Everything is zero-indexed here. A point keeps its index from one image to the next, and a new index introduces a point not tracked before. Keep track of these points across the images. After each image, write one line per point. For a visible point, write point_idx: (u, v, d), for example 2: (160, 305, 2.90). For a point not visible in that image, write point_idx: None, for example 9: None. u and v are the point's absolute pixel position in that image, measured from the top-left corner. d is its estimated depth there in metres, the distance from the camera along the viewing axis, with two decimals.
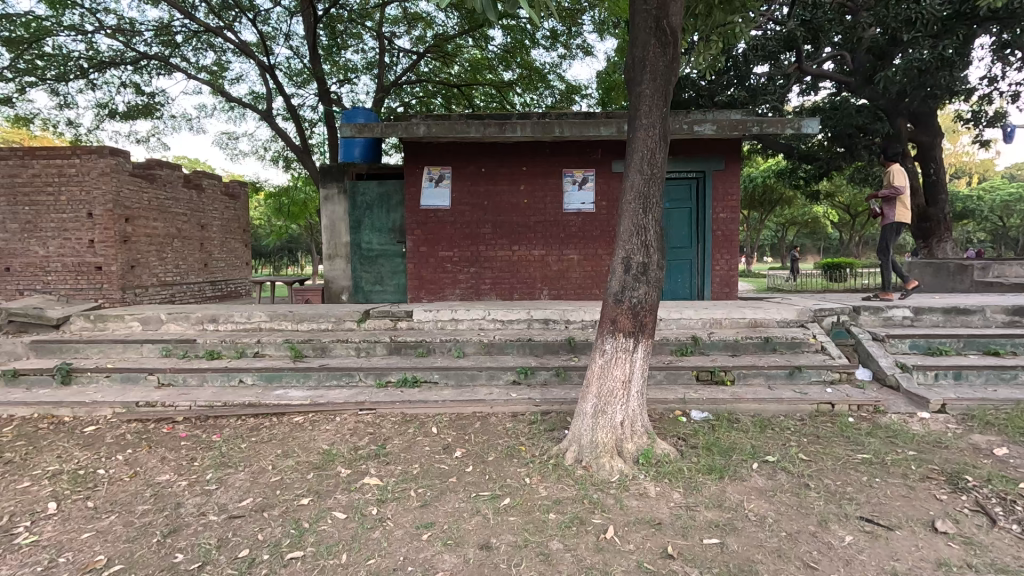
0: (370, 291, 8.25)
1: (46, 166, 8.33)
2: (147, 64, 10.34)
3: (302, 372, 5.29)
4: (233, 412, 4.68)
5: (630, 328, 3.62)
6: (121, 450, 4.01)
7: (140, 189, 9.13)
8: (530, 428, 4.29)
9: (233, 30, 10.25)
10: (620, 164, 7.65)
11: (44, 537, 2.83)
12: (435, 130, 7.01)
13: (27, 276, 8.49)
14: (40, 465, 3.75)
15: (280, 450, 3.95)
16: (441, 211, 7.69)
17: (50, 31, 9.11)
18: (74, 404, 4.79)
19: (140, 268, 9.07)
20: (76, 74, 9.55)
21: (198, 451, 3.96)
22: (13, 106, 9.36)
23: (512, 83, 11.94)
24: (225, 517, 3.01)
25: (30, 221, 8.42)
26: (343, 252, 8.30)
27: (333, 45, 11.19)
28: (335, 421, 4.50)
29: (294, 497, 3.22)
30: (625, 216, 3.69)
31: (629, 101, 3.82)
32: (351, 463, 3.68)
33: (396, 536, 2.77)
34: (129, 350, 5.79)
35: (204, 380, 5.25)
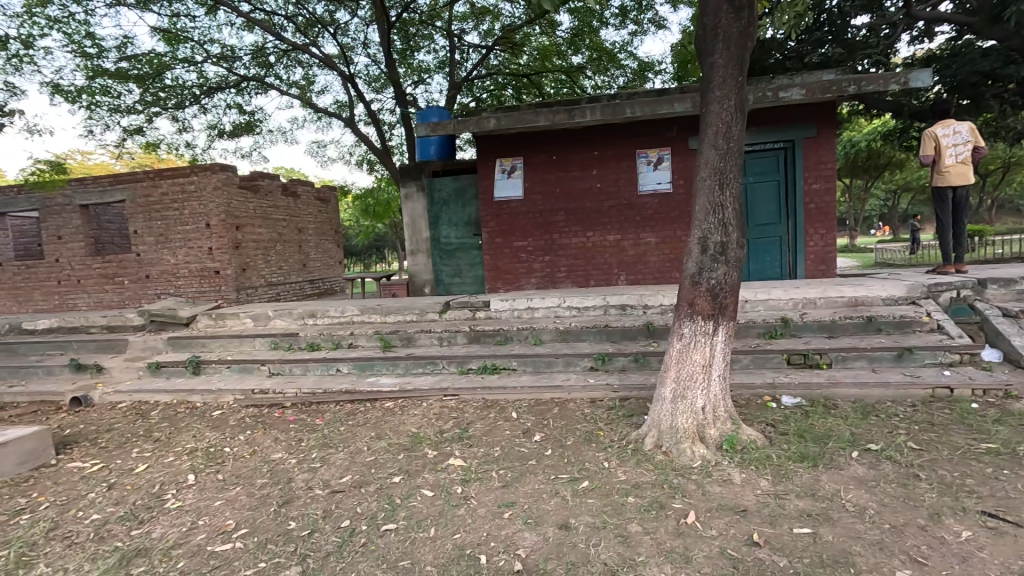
0: (450, 283, 8.59)
1: (171, 184, 9.54)
2: (247, 85, 11.40)
3: (391, 361, 5.65)
4: (332, 398, 5.13)
5: (709, 311, 3.49)
6: (242, 431, 4.56)
7: (246, 200, 10.17)
8: (608, 413, 4.29)
9: (317, 45, 11.00)
10: (696, 140, 7.30)
11: (186, 503, 3.32)
12: (505, 122, 7.11)
13: (162, 282, 9.82)
14: (180, 443, 4.37)
15: (374, 433, 4.28)
16: (514, 202, 7.80)
17: (169, 66, 10.34)
18: (202, 391, 5.49)
19: (250, 270, 10.13)
20: (190, 100, 10.76)
21: (304, 433, 4.40)
22: (144, 135, 10.76)
23: (582, 66, 11.77)
24: (329, 492, 3.34)
25: (162, 233, 9.70)
26: (423, 248, 8.67)
27: (407, 49, 11.64)
28: (422, 406, 4.80)
29: (387, 475, 3.50)
30: (700, 194, 3.54)
31: (702, 74, 3.64)
32: (438, 446, 3.92)
33: (480, 514, 2.93)
34: (244, 344, 6.51)
35: (306, 369, 5.79)
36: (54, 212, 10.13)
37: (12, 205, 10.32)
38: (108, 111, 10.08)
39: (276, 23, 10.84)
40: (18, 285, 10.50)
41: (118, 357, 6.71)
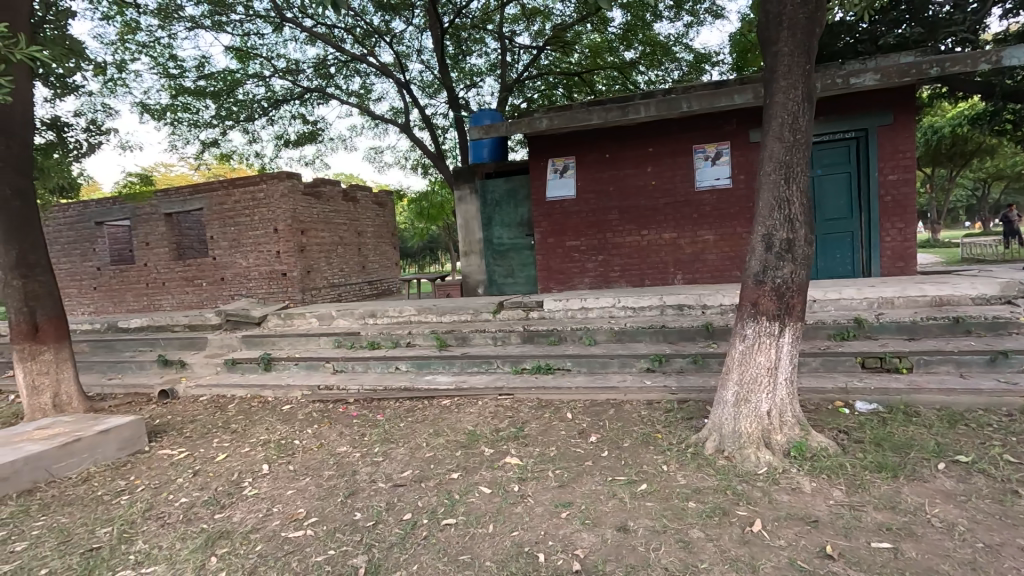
0: (503, 283, 8.68)
1: (243, 193, 10.22)
2: (310, 96, 12.00)
3: (447, 360, 5.78)
4: (392, 396, 5.32)
5: (774, 311, 3.34)
6: (310, 425, 4.83)
7: (310, 205, 10.74)
8: (666, 416, 4.20)
9: (374, 55, 11.42)
10: (757, 132, 7.00)
11: (262, 491, 3.55)
12: (557, 122, 7.10)
13: (235, 283, 10.52)
14: (255, 435, 4.68)
15: (432, 429, 4.41)
16: (567, 201, 7.77)
17: (240, 81, 11.06)
18: (273, 387, 5.84)
19: (314, 272, 10.67)
20: (259, 113, 11.46)
21: (367, 427, 4.60)
22: (219, 147, 11.56)
23: (634, 62, 11.55)
24: (391, 485, 3.47)
25: (235, 238, 10.39)
26: (476, 249, 8.79)
27: (459, 53, 11.86)
28: (477, 405, 4.88)
29: (445, 471, 3.59)
30: (764, 188, 3.40)
31: (765, 64, 3.49)
32: (494, 444, 3.97)
33: (537, 513, 2.95)
34: (310, 342, 6.87)
35: (367, 367, 6.03)
36: (142, 221, 11.08)
37: (108, 215, 11.38)
38: (188, 126, 10.91)
39: (336, 36, 11.35)
40: (113, 288, 11.56)
41: (199, 354, 7.25)
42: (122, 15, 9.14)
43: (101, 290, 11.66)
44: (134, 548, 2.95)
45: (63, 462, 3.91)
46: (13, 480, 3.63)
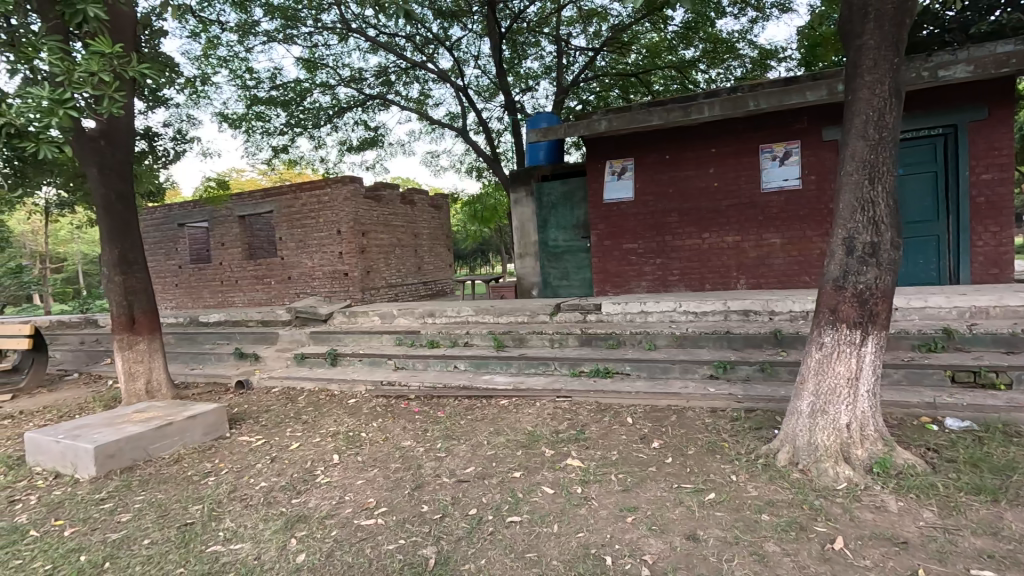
0: (557, 286, 8.67)
1: (310, 196, 10.79)
2: (372, 103, 12.48)
3: (505, 360, 5.84)
4: (452, 393, 5.44)
5: (856, 318, 3.16)
6: (375, 419, 5.02)
7: (370, 208, 11.20)
8: (733, 425, 4.06)
9: (433, 61, 11.73)
10: (831, 130, 6.64)
11: (334, 480, 3.73)
12: (616, 124, 7.03)
13: (302, 282, 11.09)
14: (325, 426, 4.92)
15: (492, 428, 4.47)
16: (625, 203, 7.67)
17: (309, 91, 11.66)
18: (339, 381, 6.11)
19: (374, 273, 11.10)
20: (325, 120, 12.03)
21: (429, 423, 4.73)
22: (288, 153, 12.23)
23: (695, 61, 11.26)
24: (455, 480, 3.56)
25: (302, 239, 10.96)
26: (531, 251, 8.83)
27: (516, 57, 11.99)
28: (536, 406, 4.91)
29: (507, 470, 3.64)
30: (845, 189, 3.23)
31: (847, 57, 3.32)
32: (555, 445, 3.99)
33: (602, 515, 2.93)
34: (373, 339, 7.13)
35: (427, 364, 6.19)
36: (219, 222, 11.87)
37: (190, 217, 12.29)
38: (260, 134, 11.61)
39: (397, 44, 11.74)
40: (193, 284, 12.44)
41: (271, 348, 7.70)
42: (206, 32, 9.86)
43: (182, 287, 12.59)
44: (222, 526, 3.18)
45: (158, 443, 4.29)
46: (117, 457, 4.03)
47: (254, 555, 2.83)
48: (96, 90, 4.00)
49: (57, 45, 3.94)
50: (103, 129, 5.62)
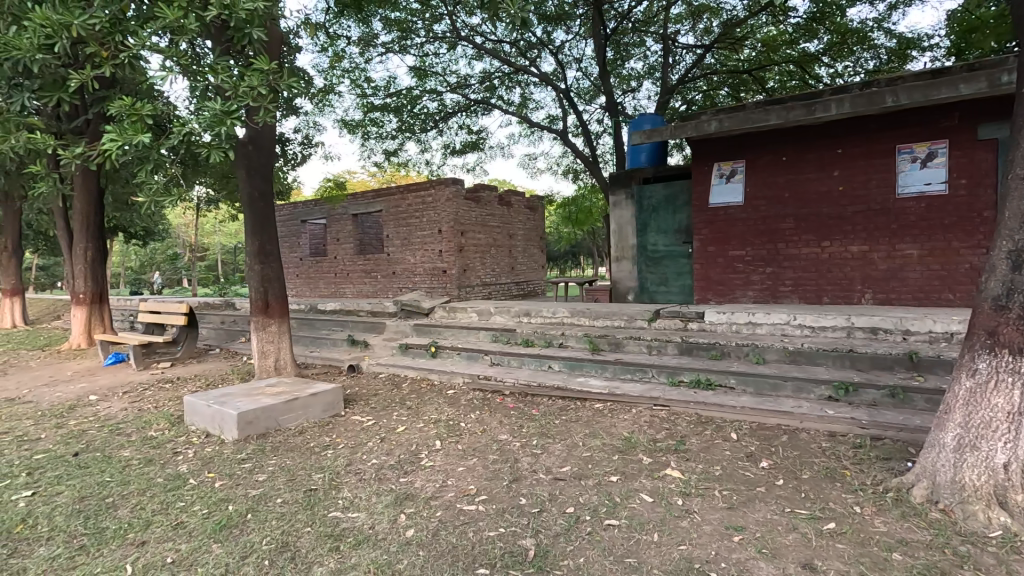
0: (655, 291, 8.41)
1: (416, 197, 11.51)
2: (475, 108, 12.96)
3: (600, 364, 5.78)
4: (546, 393, 5.51)
5: (1021, 343, 2.74)
6: (473, 410, 5.24)
7: (470, 209, 11.68)
8: (855, 452, 3.71)
9: (536, 65, 11.93)
10: (989, 128, 5.80)
11: (437, 464, 3.96)
12: (728, 124, 6.67)
13: (404, 277, 11.82)
14: (427, 413, 5.22)
15: (587, 430, 4.48)
16: (733, 208, 7.26)
17: (418, 97, 12.38)
18: (439, 371, 6.44)
19: (470, 271, 11.55)
20: (431, 125, 12.70)
21: (524, 420, 4.84)
22: (397, 155, 13.06)
23: (818, 54, 10.38)
24: (552, 477, 3.61)
25: (406, 237, 11.70)
26: (628, 254, 8.65)
27: (619, 58, 11.83)
28: (632, 412, 4.83)
29: (604, 473, 3.62)
30: (1013, 194, 2.83)
31: (1022, 44, 2.90)
32: (653, 453, 3.90)
33: (706, 531, 2.83)
34: (471, 335, 7.42)
35: (521, 362, 6.30)
36: (336, 220, 12.99)
37: (311, 215, 13.56)
38: (374, 138, 12.52)
39: (502, 50, 12.08)
40: (310, 275, 13.72)
41: (378, 336, 8.31)
42: (334, 46, 10.86)
43: (302, 277, 13.93)
44: (340, 495, 3.50)
45: (286, 415, 4.83)
46: (255, 424, 4.60)
47: (370, 524, 3.09)
48: (255, 101, 4.62)
49: (227, 65, 4.61)
50: (251, 136, 6.44)
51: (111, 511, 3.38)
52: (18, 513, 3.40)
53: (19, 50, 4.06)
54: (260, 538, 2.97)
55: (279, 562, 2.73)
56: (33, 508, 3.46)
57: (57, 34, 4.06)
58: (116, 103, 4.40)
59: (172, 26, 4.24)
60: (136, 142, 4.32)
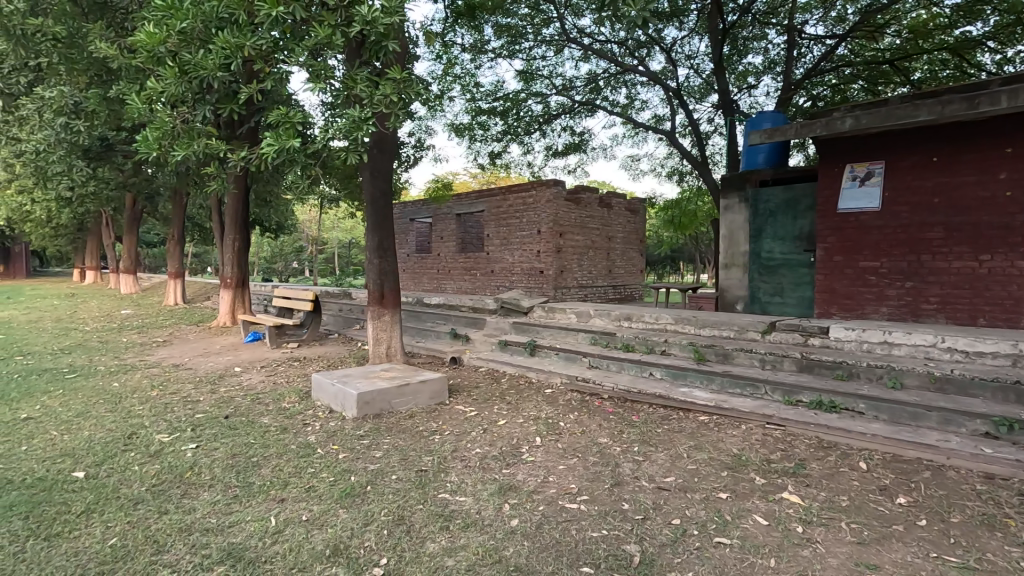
0: (768, 302, 7.81)
1: (517, 198, 11.78)
2: (579, 110, 12.93)
3: (706, 375, 5.49)
4: (647, 400, 5.36)
5: None
6: (571, 411, 5.25)
7: (570, 210, 11.71)
8: (1020, 501, 3.20)
9: (644, 64, 11.62)
10: None
11: (537, 459, 4.04)
12: (866, 121, 6.02)
13: (502, 276, 12.14)
14: (526, 410, 5.33)
15: (692, 442, 4.30)
16: (866, 214, 6.54)
17: (523, 100, 12.61)
18: (537, 370, 6.54)
19: (567, 273, 11.58)
20: (535, 127, 12.89)
21: (623, 425, 4.77)
22: (500, 158, 13.40)
23: (981, 38, 9.04)
24: (655, 486, 3.53)
25: (506, 237, 12.01)
26: (739, 261, 8.15)
27: (736, 53, 11.17)
28: (741, 429, 4.55)
29: (712, 488, 3.47)
30: None
31: None
32: (767, 474, 3.66)
33: (831, 564, 2.62)
34: (569, 336, 7.42)
35: (621, 367, 6.17)
36: (441, 219, 13.66)
37: (419, 214, 14.37)
38: (480, 141, 12.97)
39: (610, 50, 11.93)
40: (415, 271, 14.55)
41: (479, 332, 8.64)
42: (447, 53, 11.41)
43: (408, 272, 14.81)
44: (448, 479, 3.70)
45: (399, 398, 5.20)
46: (372, 405, 5.01)
47: (477, 509, 3.24)
48: (387, 108, 5.05)
49: (364, 75, 5.08)
50: (376, 140, 7.02)
51: (256, 469, 3.87)
52: (187, 461, 4.01)
53: (204, 69, 4.77)
54: (379, 509, 3.23)
55: (396, 533, 2.95)
56: (198, 459, 4.06)
57: (233, 54, 4.72)
58: (274, 113, 5.04)
59: (322, 42, 4.75)
60: (287, 146, 4.92)
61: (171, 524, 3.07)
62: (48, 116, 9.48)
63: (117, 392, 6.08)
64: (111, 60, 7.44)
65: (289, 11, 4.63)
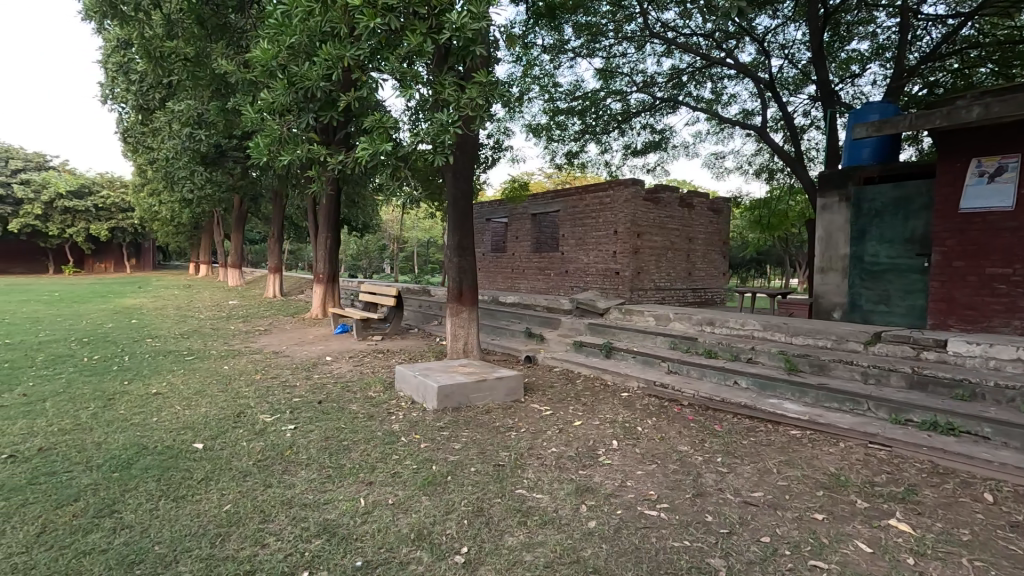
0: (872, 310, 7.13)
1: (593, 198, 11.64)
2: (661, 107, 12.54)
3: (799, 387, 5.11)
4: (730, 409, 5.11)
5: None
6: (649, 416, 5.12)
7: (649, 210, 11.39)
8: None
9: (733, 57, 11.04)
10: None
11: (614, 463, 3.99)
12: (998, 110, 5.33)
13: (576, 276, 12.06)
14: (602, 412, 5.26)
15: (783, 457, 4.03)
16: (995, 214, 5.78)
17: (602, 99, 12.44)
18: (613, 372, 6.44)
19: (644, 274, 11.28)
20: (613, 126, 12.67)
21: (706, 434, 4.57)
22: (577, 157, 13.31)
23: None
24: (742, 500, 3.35)
25: (581, 237, 11.92)
26: (838, 266, 7.52)
27: (838, 40, 10.31)
28: (840, 447, 4.20)
29: (806, 508, 3.24)
30: None
31: None
32: (870, 498, 3.35)
33: None
34: (647, 339, 7.22)
35: (703, 374, 5.90)
36: (517, 219, 13.80)
37: (495, 214, 14.63)
38: (557, 141, 12.97)
39: (696, 44, 11.46)
40: (490, 270, 14.82)
41: (554, 331, 8.64)
42: (527, 55, 11.51)
43: (483, 271, 15.12)
44: (525, 475, 3.75)
45: (476, 393, 5.34)
46: (451, 398, 5.18)
47: (553, 508, 3.25)
48: (474, 111, 5.22)
49: (451, 80, 5.28)
50: (458, 143, 7.25)
51: (347, 452, 4.15)
52: (287, 441, 4.38)
53: (308, 80, 5.19)
54: (459, 499, 3.34)
55: (476, 523, 3.04)
56: (296, 439, 4.42)
57: (334, 65, 5.09)
58: (370, 118, 5.37)
59: (414, 50, 5.00)
60: (381, 149, 5.24)
61: (275, 496, 3.37)
62: (176, 127, 10.74)
63: (227, 375, 6.75)
64: (231, 75, 8.29)
65: (386, 22, 4.91)
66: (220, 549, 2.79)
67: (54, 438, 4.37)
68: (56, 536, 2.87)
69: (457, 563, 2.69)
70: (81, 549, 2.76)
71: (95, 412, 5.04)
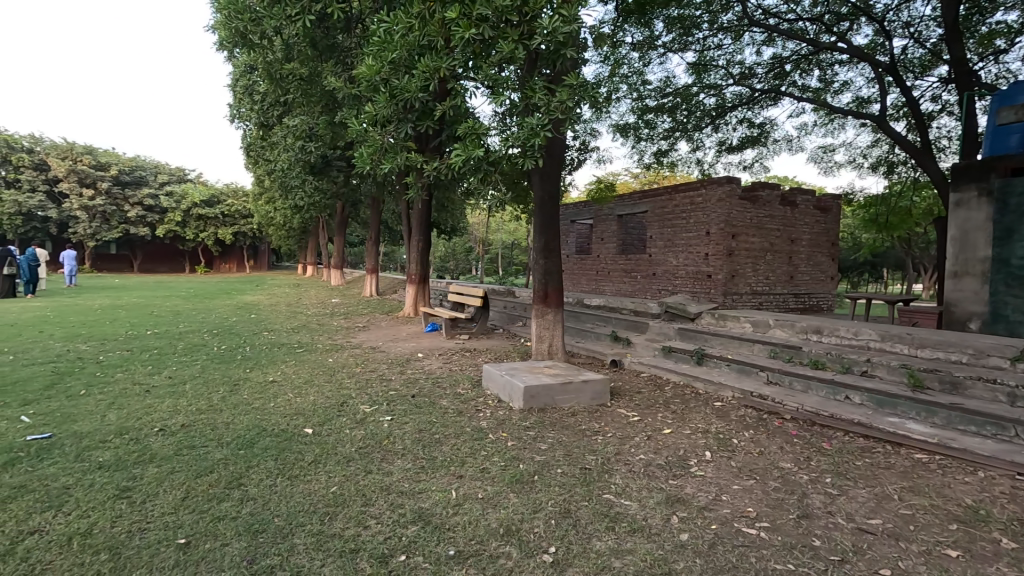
0: (1020, 321, 6.16)
1: (684, 198, 11.18)
2: (760, 99, 11.75)
3: (926, 406, 4.54)
4: (841, 426, 4.66)
5: None
6: (746, 428, 4.81)
7: (745, 210, 10.71)
8: None
9: (846, 40, 10.08)
10: None
11: (708, 475, 3.80)
12: None
13: (664, 279, 11.64)
14: (693, 421, 5.03)
15: (907, 483, 3.61)
16: None
17: (694, 94, 11.91)
18: (705, 380, 6.13)
19: (739, 277, 10.62)
20: (707, 122, 12.08)
21: (812, 452, 4.21)
22: (667, 156, 12.85)
23: None
24: (856, 527, 3.05)
25: (669, 238, 11.49)
26: (977, 270, 6.59)
27: (978, 12, 9.05)
28: (980, 477, 3.68)
29: (937, 542, 2.88)
30: None
31: None
32: (1020, 538, 2.90)
33: None
34: (744, 346, 6.79)
35: (808, 387, 5.42)
36: (603, 220, 13.60)
37: (580, 215, 14.52)
38: (646, 140, 12.62)
39: (801, 29, 10.61)
40: (575, 272, 14.73)
41: (641, 335, 8.41)
42: (615, 54, 11.33)
43: (568, 273, 15.06)
44: (612, 480, 3.69)
45: (562, 395, 5.34)
46: (538, 398, 5.24)
47: (642, 516, 3.18)
48: (563, 114, 5.25)
49: (542, 84, 5.35)
50: (546, 146, 7.34)
51: (438, 445, 4.34)
52: (385, 431, 4.68)
53: (408, 91, 5.52)
54: (546, 499, 3.37)
55: (564, 525, 3.05)
56: (393, 430, 4.70)
57: (431, 76, 5.37)
58: (463, 125, 5.59)
59: (506, 57, 5.15)
60: (474, 155, 5.42)
61: (374, 482, 3.62)
62: (291, 140, 11.88)
63: (331, 367, 7.34)
64: (339, 91, 9.02)
65: (480, 32, 5.09)
66: (328, 526, 3.05)
67: (194, 416, 5.01)
68: (196, 502, 3.29)
69: (546, 562, 2.71)
70: (215, 515, 3.14)
71: (224, 396, 5.70)
